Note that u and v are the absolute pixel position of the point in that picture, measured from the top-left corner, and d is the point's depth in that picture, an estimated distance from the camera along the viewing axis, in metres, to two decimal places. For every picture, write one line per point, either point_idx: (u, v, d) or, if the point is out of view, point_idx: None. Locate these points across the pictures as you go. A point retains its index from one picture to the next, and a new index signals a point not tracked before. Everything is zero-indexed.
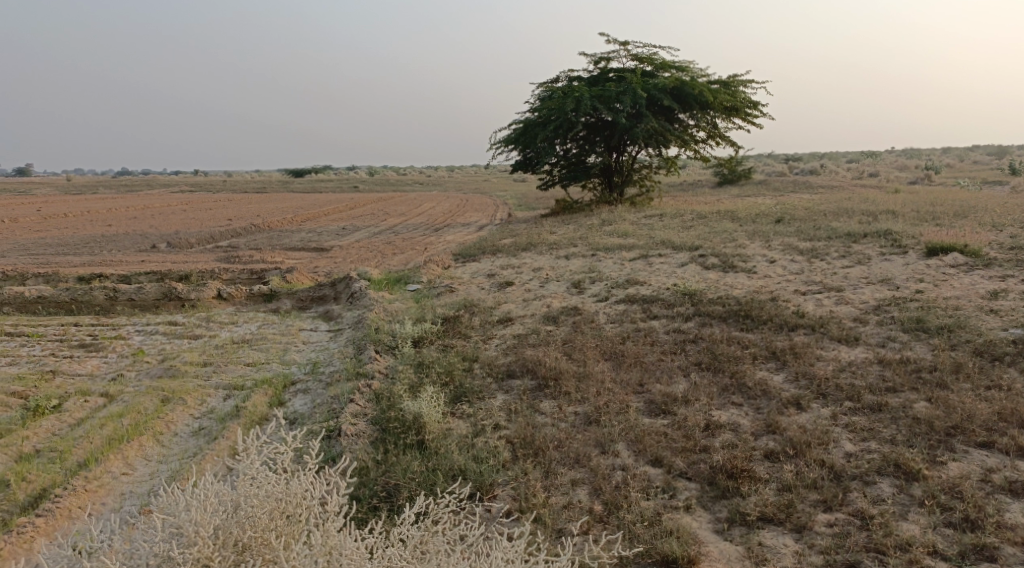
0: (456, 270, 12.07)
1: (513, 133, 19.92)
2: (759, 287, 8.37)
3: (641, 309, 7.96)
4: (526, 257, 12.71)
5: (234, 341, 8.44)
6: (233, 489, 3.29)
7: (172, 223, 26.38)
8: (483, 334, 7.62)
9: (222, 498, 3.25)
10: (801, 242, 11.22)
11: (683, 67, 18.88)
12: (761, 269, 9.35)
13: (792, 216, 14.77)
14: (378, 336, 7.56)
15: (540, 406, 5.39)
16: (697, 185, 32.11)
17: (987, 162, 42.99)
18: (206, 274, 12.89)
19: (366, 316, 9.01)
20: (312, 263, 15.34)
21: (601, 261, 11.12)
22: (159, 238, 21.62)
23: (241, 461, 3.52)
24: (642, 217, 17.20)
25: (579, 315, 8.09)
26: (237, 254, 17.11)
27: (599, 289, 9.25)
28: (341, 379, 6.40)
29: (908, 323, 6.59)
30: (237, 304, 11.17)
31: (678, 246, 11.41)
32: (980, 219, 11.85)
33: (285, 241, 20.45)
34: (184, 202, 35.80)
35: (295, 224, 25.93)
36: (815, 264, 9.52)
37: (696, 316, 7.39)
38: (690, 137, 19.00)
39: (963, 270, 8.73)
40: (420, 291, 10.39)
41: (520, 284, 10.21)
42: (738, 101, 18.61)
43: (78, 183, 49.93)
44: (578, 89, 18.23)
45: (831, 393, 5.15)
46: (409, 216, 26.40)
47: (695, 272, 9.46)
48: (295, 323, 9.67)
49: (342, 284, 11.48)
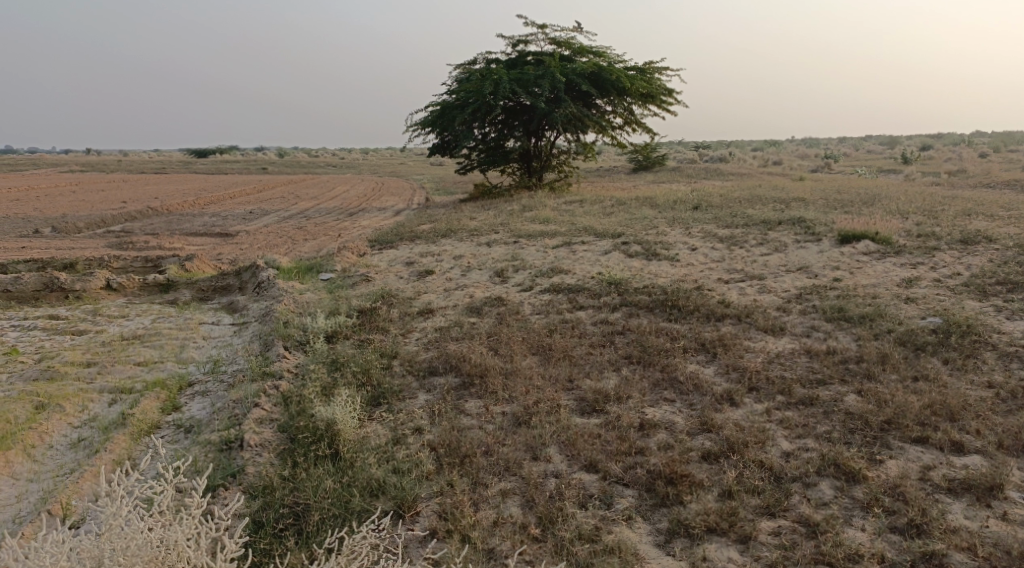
0: (372, 257, 11.58)
1: (430, 116, 19.39)
2: (683, 275, 8.27)
3: (565, 299, 7.74)
4: (445, 244, 12.32)
5: (123, 339, 7.77)
6: (95, 545, 3.08)
7: (62, 206, 24.71)
8: (401, 327, 7.23)
9: (81, 556, 3.05)
10: (720, 229, 11.25)
11: (600, 52, 18.79)
12: (683, 256, 9.28)
13: (709, 203, 14.89)
14: (285, 331, 7.07)
15: (465, 407, 5.07)
16: (613, 171, 32.32)
17: (882, 152, 45.13)
18: (94, 262, 11.97)
19: (273, 308, 8.47)
20: (216, 250, 14.53)
21: (523, 248, 10.86)
22: (45, 221, 20.13)
23: (109, 506, 3.18)
24: (562, 203, 17.05)
25: (502, 306, 7.80)
26: (132, 240, 16.05)
27: (522, 278, 8.98)
28: (244, 381, 5.92)
29: (832, 310, 6.57)
30: (130, 295, 10.39)
31: (600, 233, 11.26)
32: (887, 207, 12.19)
33: (187, 226, 19.35)
34: (76, 183, 33.60)
35: (197, 207, 24.67)
36: (736, 251, 9.52)
37: (622, 306, 7.22)
38: (608, 123, 18.97)
39: (876, 257, 8.88)
40: (333, 280, 9.89)
41: (439, 272, 9.84)
42: (654, 87, 18.66)
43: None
44: (496, 72, 17.87)
45: (763, 386, 5.03)
46: (323, 200, 25.52)
47: (618, 260, 9.31)
48: (194, 316, 9.03)
49: (248, 273, 10.83)
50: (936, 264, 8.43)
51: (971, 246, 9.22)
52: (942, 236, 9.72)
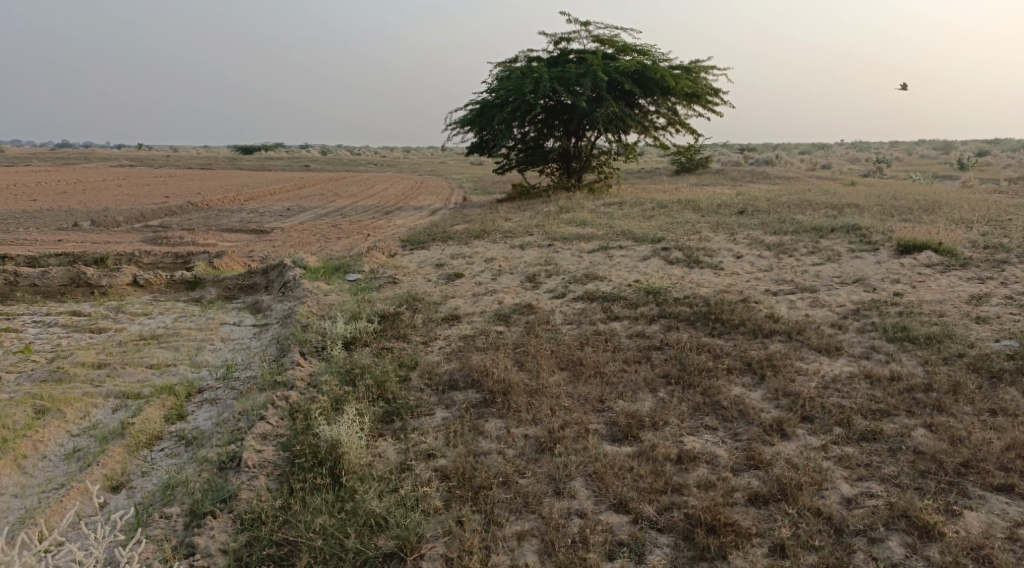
0: (402, 258, 11.23)
1: (469, 114, 19.01)
2: (727, 285, 7.72)
3: (600, 309, 7.25)
4: (478, 246, 11.91)
5: (139, 340, 7.51)
6: None
7: (105, 200, 24.92)
8: (423, 335, 6.82)
9: None
10: (768, 235, 10.64)
11: (644, 51, 18.20)
12: (728, 264, 8.72)
13: (755, 208, 14.24)
14: (303, 336, 6.71)
15: (484, 427, 4.62)
16: (656, 173, 31.64)
17: (935, 156, 43.62)
18: (125, 257, 11.82)
19: (294, 310, 8.13)
20: (248, 247, 14.33)
21: (558, 252, 10.39)
22: (86, 215, 20.28)
23: None
24: (602, 204, 16.57)
25: (532, 314, 7.35)
26: (167, 235, 15.99)
27: (555, 284, 8.51)
28: (253, 391, 5.56)
29: (892, 329, 5.99)
30: (155, 291, 10.17)
31: (639, 237, 10.74)
32: (949, 215, 11.45)
33: (223, 222, 19.27)
34: (122, 177, 34.07)
35: (236, 203, 24.66)
36: (784, 260, 8.92)
37: (660, 318, 6.71)
38: (651, 124, 18.41)
39: (939, 270, 8.21)
40: (360, 282, 9.54)
41: (469, 276, 9.42)
42: (699, 87, 18.01)
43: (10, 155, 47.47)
44: (537, 70, 17.41)
45: (818, 416, 4.50)
46: (361, 198, 25.31)
47: (658, 267, 8.79)
48: (216, 316, 8.75)
49: (274, 271, 10.53)
50: (1006, 279, 7.75)
51: None
52: (1011, 248, 9.00)
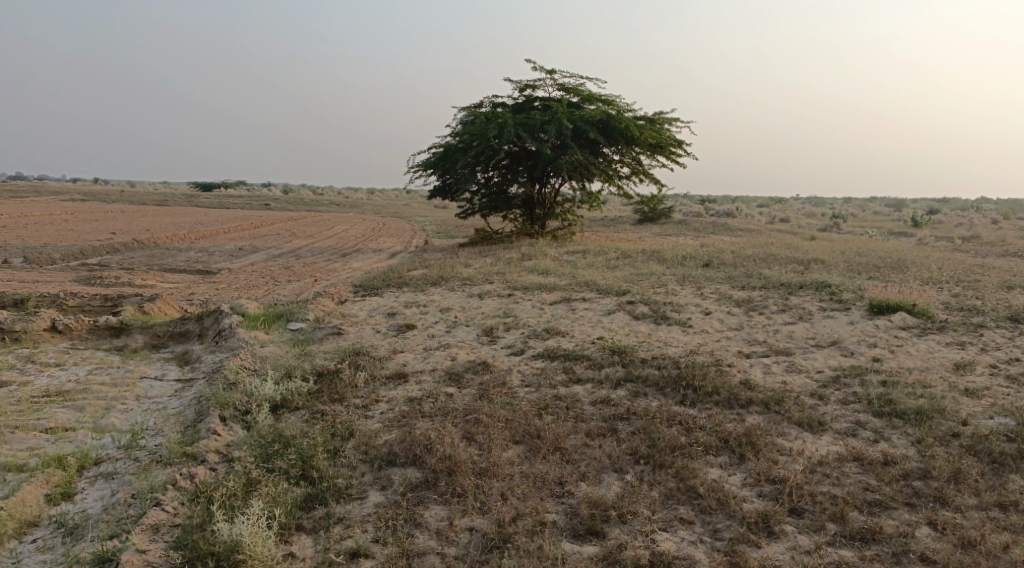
0: (351, 305, 10.51)
1: (431, 157, 18.54)
2: (697, 345, 7.20)
3: (560, 370, 6.65)
4: (433, 294, 11.27)
5: (42, 398, 6.68)
6: None
7: (47, 235, 23.77)
8: (363, 397, 6.13)
9: None
10: (736, 291, 10.21)
11: (609, 100, 17.99)
12: (696, 322, 8.21)
13: (721, 261, 13.93)
14: (226, 397, 5.97)
15: (425, 519, 3.97)
16: (619, 221, 31.50)
17: (888, 213, 44.46)
18: (48, 299, 10.89)
19: (224, 365, 7.38)
20: (189, 290, 13.47)
21: (518, 303, 9.80)
22: (20, 250, 19.14)
23: None
24: (564, 252, 16.15)
25: (486, 374, 6.72)
26: (103, 275, 15.05)
27: (513, 339, 7.90)
28: (156, 466, 4.82)
29: (878, 401, 5.48)
30: (75, 339, 9.29)
31: (603, 289, 10.22)
32: (917, 274, 11.19)
33: (168, 261, 18.34)
34: (70, 211, 32.76)
35: (186, 242, 23.66)
36: (755, 318, 8.46)
37: (626, 383, 6.13)
38: (614, 173, 18.14)
39: (916, 333, 7.81)
40: (302, 332, 8.82)
41: (422, 328, 8.75)
42: (663, 138, 17.82)
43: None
44: (501, 115, 17.05)
45: (808, 509, 3.98)
46: (318, 239, 24.46)
47: (623, 322, 8.25)
48: (137, 369, 7.93)
49: (210, 318, 9.73)
50: (986, 345, 7.37)
51: (1021, 324, 8.17)
52: (986, 311, 8.68)
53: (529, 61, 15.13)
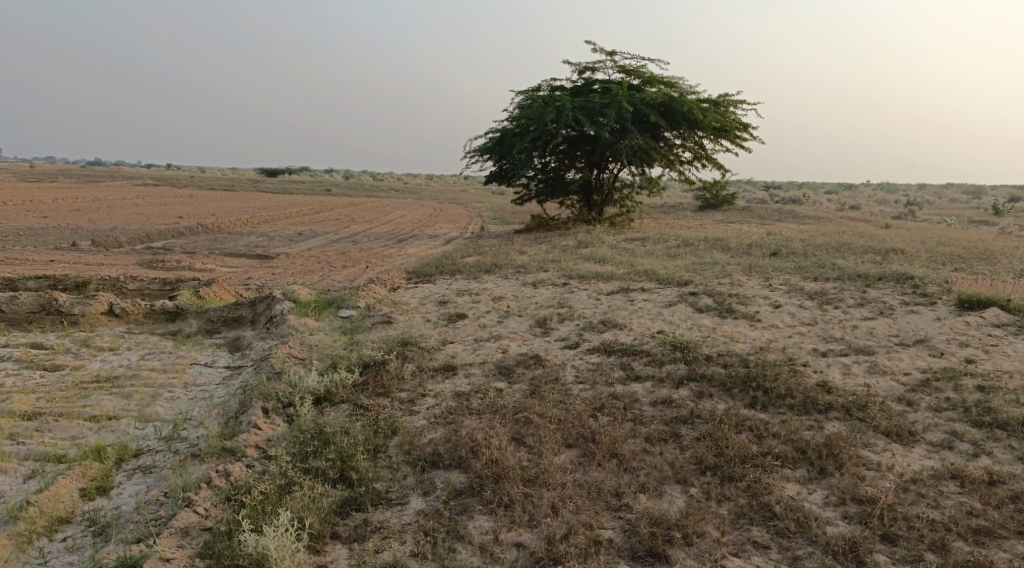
0: (403, 292, 10.29)
1: (488, 141, 18.22)
2: (767, 341, 6.70)
3: (618, 366, 6.25)
4: (487, 282, 10.96)
5: (91, 384, 6.61)
6: None
7: (116, 218, 24.38)
8: (410, 392, 5.86)
9: None
10: (807, 282, 9.59)
11: (672, 82, 17.33)
12: (764, 315, 7.68)
13: (790, 250, 13.24)
14: (268, 388, 5.77)
15: (470, 535, 3.69)
16: (680, 208, 30.69)
17: (966, 200, 42.29)
18: (108, 282, 10.97)
19: (272, 354, 7.21)
20: (246, 275, 13.48)
21: (573, 292, 9.41)
22: (89, 234, 19.59)
23: None
24: (624, 239, 15.66)
25: (539, 368, 6.36)
26: (165, 258, 15.22)
27: (568, 331, 7.52)
28: (192, 461, 4.62)
29: (975, 409, 4.91)
30: (131, 323, 9.29)
31: (663, 279, 9.75)
32: (1008, 267, 10.35)
33: (228, 246, 18.52)
34: (140, 196, 33.64)
35: (247, 226, 23.95)
36: (829, 312, 7.88)
37: (689, 383, 5.70)
38: (676, 157, 17.50)
39: (1011, 331, 7.13)
40: (352, 320, 8.62)
41: (474, 317, 8.44)
42: (728, 121, 17.09)
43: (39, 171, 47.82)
44: (560, 98, 16.59)
45: (901, 536, 3.60)
46: (376, 225, 24.46)
47: (685, 315, 7.79)
48: (188, 354, 7.84)
49: (262, 304, 9.62)
50: None
51: None
52: None
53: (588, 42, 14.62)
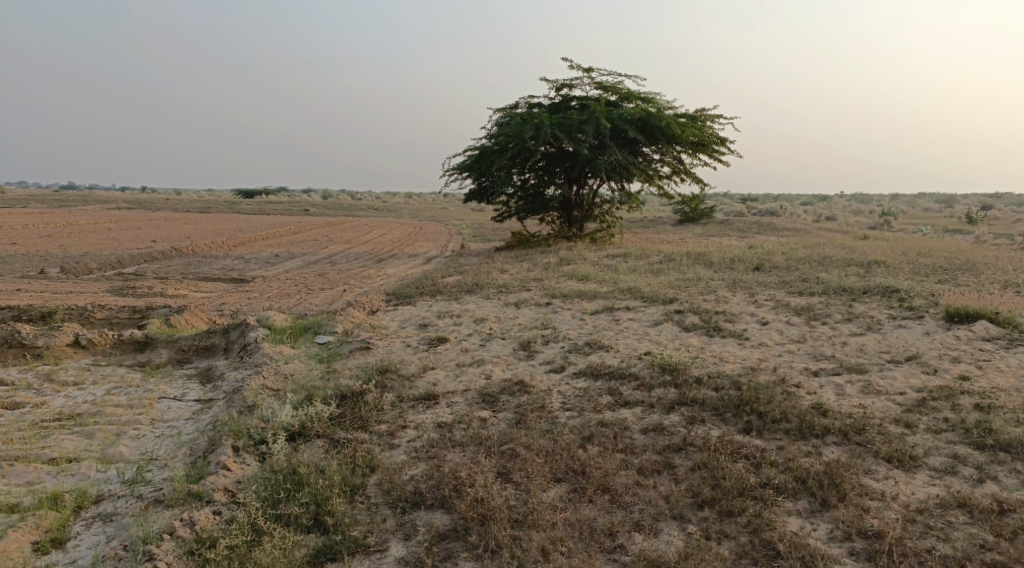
0: (382, 316, 10.02)
1: (466, 160, 18.06)
2: (757, 361, 6.52)
3: (605, 392, 6.03)
4: (468, 303, 10.74)
5: (52, 422, 6.29)
6: None
7: (88, 244, 23.90)
8: (389, 424, 5.60)
9: None
10: (793, 297, 9.46)
11: (648, 98, 17.27)
12: (753, 333, 7.50)
13: (772, 263, 13.15)
14: (239, 424, 5.49)
15: None
16: (659, 222, 30.68)
17: (942, 209, 42.71)
18: (75, 312, 10.60)
19: (245, 385, 6.92)
20: (220, 300, 13.15)
21: (557, 313, 9.20)
22: (59, 260, 19.13)
23: None
24: (605, 256, 15.51)
25: (524, 395, 6.12)
26: (137, 285, 14.84)
27: (552, 354, 7.30)
28: (155, 509, 4.34)
29: (977, 430, 4.74)
30: (98, 354, 8.94)
31: (648, 297, 9.56)
32: (992, 278, 10.29)
33: (203, 270, 18.16)
34: (114, 220, 33.10)
35: (223, 249, 23.55)
36: (817, 329, 7.73)
37: (679, 408, 5.49)
38: (655, 172, 17.42)
39: (1002, 345, 7.01)
40: (329, 346, 8.35)
41: (455, 341, 8.20)
42: (705, 135, 17.03)
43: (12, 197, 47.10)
44: (537, 115, 16.48)
45: None
46: (354, 245, 24.15)
47: (672, 335, 7.60)
48: (157, 387, 7.52)
49: (236, 331, 9.30)
50: None
51: None
52: None
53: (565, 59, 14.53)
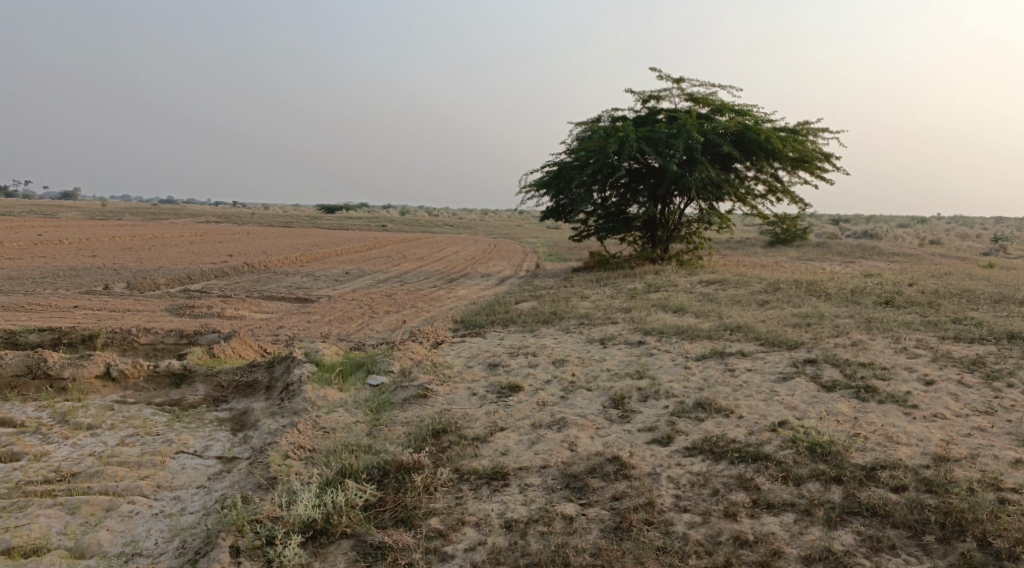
0: (446, 351, 8.61)
1: (545, 175, 16.66)
2: (943, 447, 4.85)
3: (735, 484, 4.46)
4: (546, 336, 9.29)
5: (38, 486, 5.09)
6: None
7: (163, 257, 23.59)
8: (443, 519, 4.23)
9: None
10: (949, 347, 7.69)
11: (744, 110, 15.49)
12: (918, 399, 5.83)
13: (902, 297, 11.28)
14: (245, 513, 4.25)
15: None
16: (748, 243, 28.62)
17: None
18: (118, 335, 9.56)
19: (274, 442, 5.57)
20: (278, 323, 12.05)
21: (653, 356, 7.59)
22: (129, 275, 18.60)
23: None
24: (699, 282, 13.88)
25: (624, 480, 4.60)
26: (196, 303, 13.93)
27: (655, 416, 5.75)
28: None
29: None
30: (129, 389, 7.80)
31: (765, 339, 7.89)
32: None
33: (269, 287, 17.30)
34: (197, 233, 33.20)
35: (295, 265, 22.82)
36: (1005, 395, 6.04)
37: (848, 534, 3.92)
38: (749, 191, 15.60)
39: None
40: (382, 391, 7.01)
41: (531, 389, 6.72)
42: (809, 150, 15.03)
43: (109, 208, 48.60)
44: (623, 127, 14.99)
45: None
46: (427, 262, 23.04)
47: (810, 397, 5.96)
48: (177, 436, 6.25)
49: (280, 366, 8.02)
50: None
51: None
52: None
53: (654, 69, 13.88)
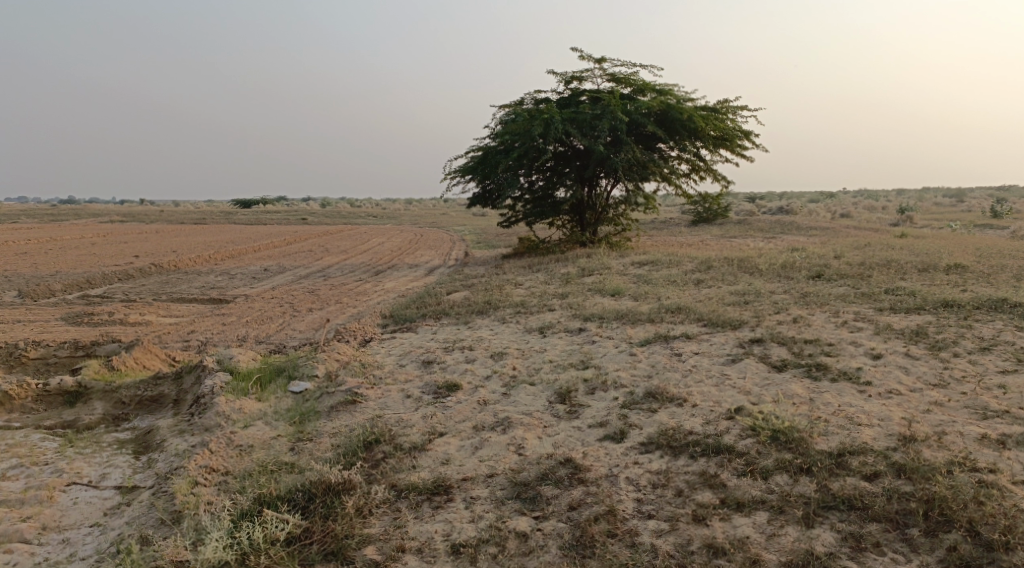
0: (375, 349, 8.04)
1: (469, 161, 16.13)
2: (909, 425, 4.61)
3: (699, 482, 4.10)
4: (481, 328, 8.81)
5: None
6: None
7: (63, 261, 21.97)
8: (379, 547, 3.81)
9: None
10: (888, 319, 7.59)
11: (666, 89, 15.31)
12: (872, 376, 5.62)
13: (831, 270, 11.28)
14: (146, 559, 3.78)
15: None
16: (672, 223, 28.79)
17: (954, 203, 40.99)
18: (3, 351, 8.58)
19: (181, 467, 4.93)
20: (189, 327, 11.17)
21: (595, 343, 7.21)
22: (22, 282, 17.17)
23: None
24: (631, 263, 13.66)
25: (578, 485, 4.19)
26: (97, 310, 12.84)
27: (605, 409, 5.36)
28: None
29: None
30: (15, 412, 6.94)
31: (708, 320, 7.62)
32: None
33: (181, 288, 16.24)
34: (101, 234, 31.28)
35: (209, 263, 21.62)
36: (954, 365, 5.90)
37: (828, 533, 3.64)
38: (673, 170, 15.46)
39: None
40: (305, 398, 6.40)
41: (469, 387, 6.24)
42: (730, 128, 14.97)
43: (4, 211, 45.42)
44: (547, 109, 14.58)
45: None
46: (350, 255, 22.19)
47: (763, 379, 5.67)
48: (69, 465, 5.51)
49: (189, 376, 7.28)
50: None
51: None
52: None
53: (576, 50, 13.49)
